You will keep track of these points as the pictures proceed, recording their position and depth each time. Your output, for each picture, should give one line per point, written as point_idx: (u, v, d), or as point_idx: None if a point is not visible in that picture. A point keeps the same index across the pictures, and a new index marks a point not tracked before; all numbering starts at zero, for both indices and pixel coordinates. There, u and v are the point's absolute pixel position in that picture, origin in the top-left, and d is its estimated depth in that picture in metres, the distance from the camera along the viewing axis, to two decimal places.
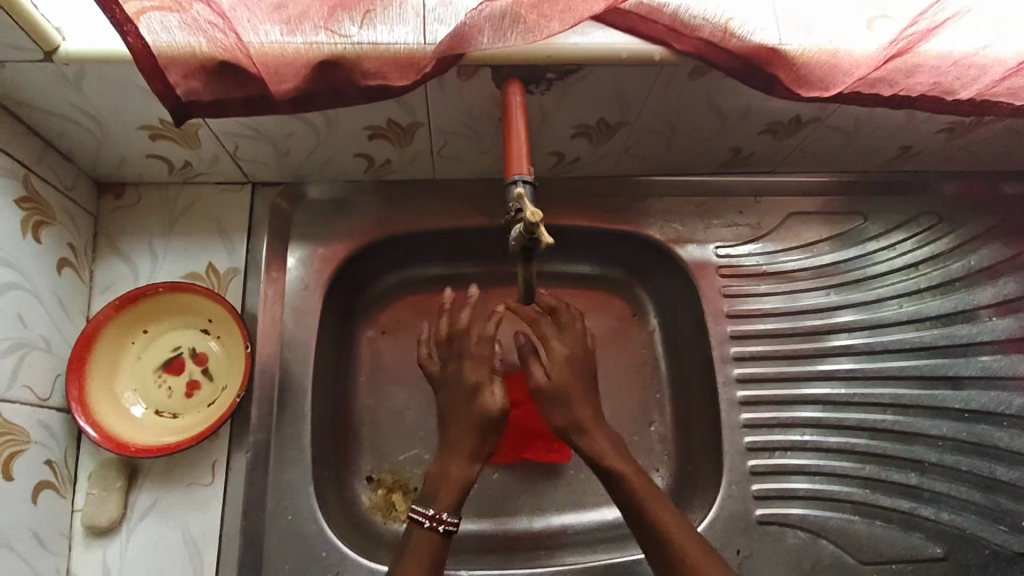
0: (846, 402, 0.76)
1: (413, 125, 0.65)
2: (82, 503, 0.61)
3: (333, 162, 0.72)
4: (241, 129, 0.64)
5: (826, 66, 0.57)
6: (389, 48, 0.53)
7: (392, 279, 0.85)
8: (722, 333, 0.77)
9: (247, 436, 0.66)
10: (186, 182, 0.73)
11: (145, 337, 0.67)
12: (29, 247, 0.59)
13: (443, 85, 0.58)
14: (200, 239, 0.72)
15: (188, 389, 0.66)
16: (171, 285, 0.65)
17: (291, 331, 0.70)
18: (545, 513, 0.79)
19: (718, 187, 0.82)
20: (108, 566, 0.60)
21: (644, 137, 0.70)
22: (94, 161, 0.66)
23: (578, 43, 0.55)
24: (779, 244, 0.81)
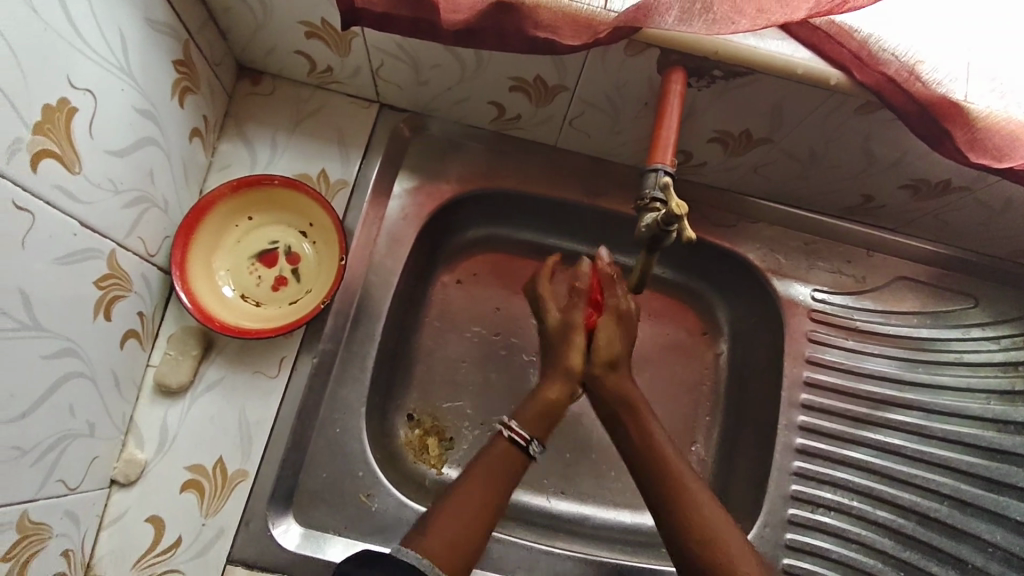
0: (903, 481, 0.74)
1: (559, 88, 0.64)
2: (157, 361, 0.64)
3: (465, 104, 0.71)
4: (392, 49, 0.63)
5: (1011, 136, 0.53)
6: (571, 4, 0.52)
7: (480, 232, 0.85)
8: (796, 377, 0.76)
9: (318, 343, 0.67)
10: (320, 87, 0.74)
11: (248, 224, 0.69)
12: (172, 109, 0.61)
13: (606, 56, 0.57)
14: (320, 143, 0.73)
15: (275, 284, 0.68)
16: (286, 181, 0.66)
17: (381, 255, 0.72)
18: (569, 499, 0.79)
19: (833, 230, 0.78)
20: (166, 426, 0.63)
21: (779, 160, 0.68)
22: (246, 44, 0.68)
23: (755, 46, 0.53)
24: (881, 305, 0.78)
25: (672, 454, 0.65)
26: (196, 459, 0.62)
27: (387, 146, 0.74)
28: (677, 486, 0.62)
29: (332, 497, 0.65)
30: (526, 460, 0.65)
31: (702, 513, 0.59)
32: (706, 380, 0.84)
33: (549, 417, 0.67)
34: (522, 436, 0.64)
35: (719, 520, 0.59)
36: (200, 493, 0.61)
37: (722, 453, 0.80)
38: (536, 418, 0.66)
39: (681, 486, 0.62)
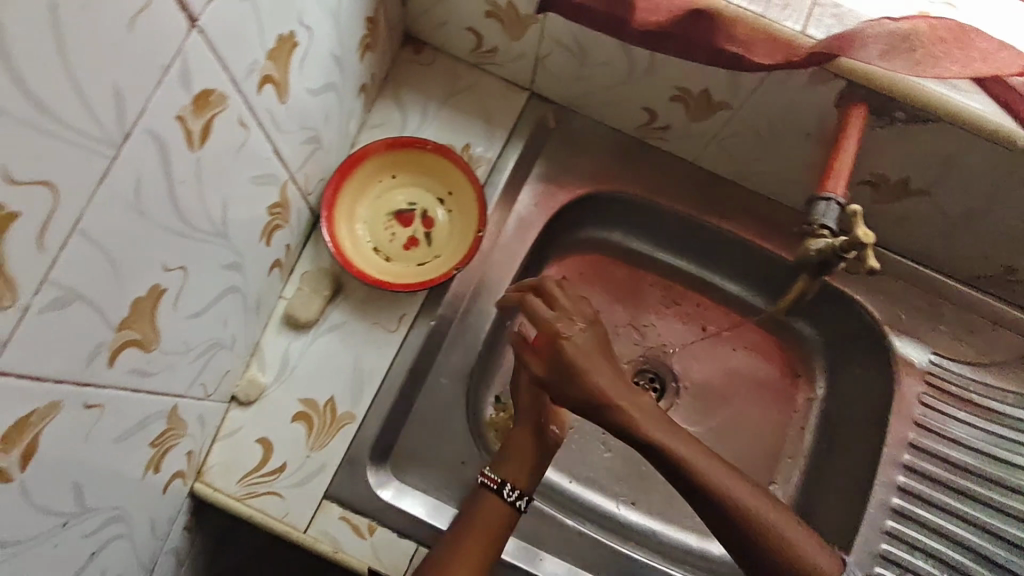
0: (1011, 571, 0.67)
1: (720, 105, 0.64)
2: (289, 294, 0.67)
3: (616, 105, 0.72)
4: (565, 40, 0.65)
5: None
6: (771, 24, 0.53)
7: (594, 233, 0.86)
8: (900, 437, 0.73)
9: (437, 308, 0.70)
10: (476, 66, 0.76)
11: (392, 182, 0.71)
12: (354, 62, 0.64)
13: (786, 79, 0.57)
14: (469, 119, 0.75)
15: (406, 243, 0.71)
16: (438, 147, 0.69)
17: (509, 236, 0.74)
18: (636, 509, 0.79)
19: (961, 297, 0.76)
20: (288, 356, 0.66)
21: (928, 214, 0.67)
22: (421, 13, 0.71)
23: (945, 95, 0.53)
24: (1002, 381, 0.75)
25: (608, 377, 0.53)
26: (309, 393, 0.65)
27: (531, 134, 0.76)
28: (624, 410, 0.51)
29: None
30: (514, 513, 0.62)
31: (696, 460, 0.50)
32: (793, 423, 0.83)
33: (523, 463, 0.64)
34: (495, 480, 0.62)
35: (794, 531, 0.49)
36: (309, 426, 0.64)
37: (800, 498, 0.79)
38: (512, 464, 0.64)
39: (629, 406, 0.52)
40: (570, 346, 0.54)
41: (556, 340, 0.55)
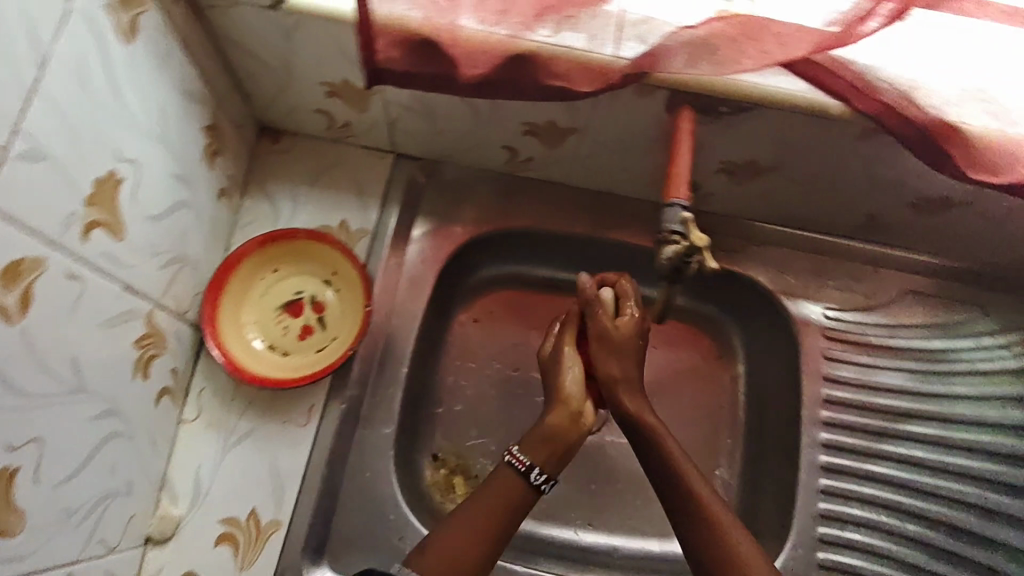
0: (925, 491, 0.75)
1: (569, 131, 0.66)
2: (189, 417, 0.66)
3: (477, 151, 0.74)
4: (408, 102, 0.66)
5: (1003, 151, 0.55)
6: (584, 54, 0.54)
7: (491, 272, 0.87)
8: (815, 396, 0.77)
9: (346, 389, 0.69)
10: (336, 141, 0.76)
11: (273, 276, 0.70)
12: (201, 173, 0.63)
13: (617, 98, 0.59)
14: (339, 194, 0.75)
15: (301, 332, 0.70)
16: (311, 233, 0.69)
17: (403, 300, 0.74)
18: (596, 529, 0.83)
19: (838, 248, 0.81)
20: (200, 479, 0.65)
21: (783, 187, 0.70)
22: (268, 104, 0.69)
23: (761, 84, 0.56)
24: (890, 318, 0.80)
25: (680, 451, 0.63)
26: (229, 512, 0.64)
27: (404, 194, 0.76)
28: (705, 512, 0.58)
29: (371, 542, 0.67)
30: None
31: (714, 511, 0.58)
32: (724, 403, 0.85)
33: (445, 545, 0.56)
34: (525, 462, 0.62)
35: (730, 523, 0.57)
36: (235, 545, 0.63)
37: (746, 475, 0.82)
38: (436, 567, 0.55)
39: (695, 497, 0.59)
40: (508, 501, 0.61)
41: (518, 487, 0.62)
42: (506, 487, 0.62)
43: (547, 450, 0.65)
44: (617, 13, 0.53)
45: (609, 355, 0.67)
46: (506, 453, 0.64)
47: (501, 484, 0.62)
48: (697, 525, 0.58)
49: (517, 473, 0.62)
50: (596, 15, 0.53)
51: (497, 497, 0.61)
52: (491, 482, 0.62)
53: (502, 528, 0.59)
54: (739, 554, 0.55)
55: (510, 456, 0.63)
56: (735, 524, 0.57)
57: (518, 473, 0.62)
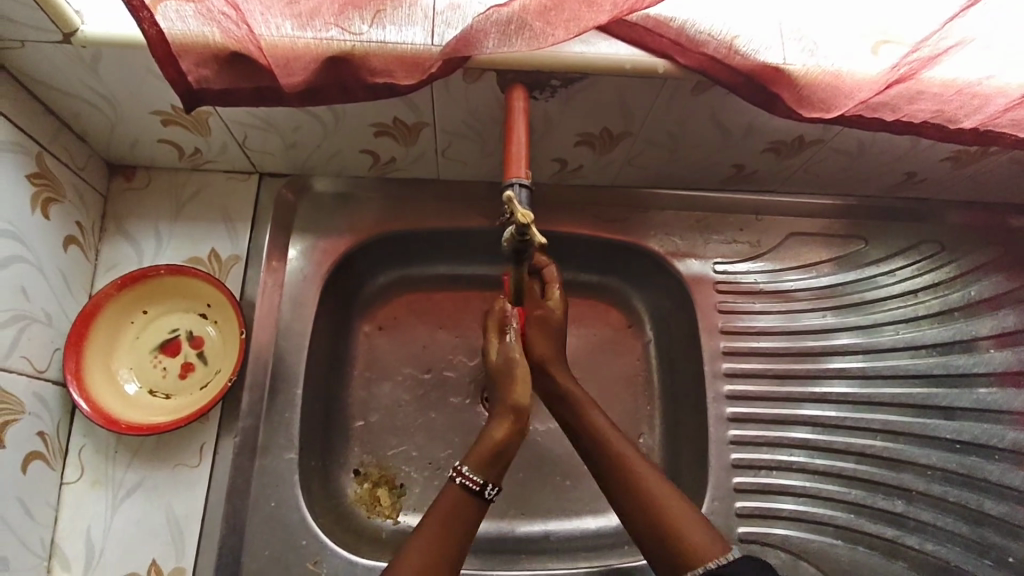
0: (836, 425, 0.76)
1: (418, 125, 0.66)
2: (72, 477, 0.63)
3: (339, 157, 0.73)
4: (249, 120, 0.65)
5: (829, 87, 0.57)
6: (396, 46, 0.54)
7: (388, 278, 0.85)
8: (714, 349, 0.78)
9: (236, 421, 0.67)
10: (194, 169, 0.74)
11: (144, 318, 0.68)
12: (37, 222, 0.61)
13: (448, 86, 0.60)
14: (204, 224, 0.73)
15: (182, 371, 0.67)
16: (172, 268, 0.67)
17: (287, 319, 0.71)
18: (529, 518, 0.80)
19: (719, 202, 0.82)
20: (91, 538, 0.62)
21: (645, 149, 0.71)
22: (107, 143, 0.68)
23: (583, 52, 0.56)
24: (779, 263, 0.81)
25: (632, 456, 0.64)
26: (125, 570, 0.61)
27: (274, 213, 0.75)
28: (655, 506, 0.60)
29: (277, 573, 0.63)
30: None
31: (656, 496, 0.61)
32: (638, 371, 0.86)
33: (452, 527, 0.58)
34: (476, 481, 0.60)
35: (681, 511, 0.59)
36: None
37: (667, 438, 0.82)
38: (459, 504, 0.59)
39: (636, 476, 0.62)
40: (459, 523, 0.58)
41: (467, 504, 0.59)
42: (451, 504, 0.59)
43: (492, 467, 0.62)
44: (424, 4, 0.53)
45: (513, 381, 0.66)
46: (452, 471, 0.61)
47: (450, 501, 0.59)
48: (641, 513, 0.60)
49: (467, 491, 0.60)
50: (400, 7, 0.52)
51: (443, 517, 0.58)
52: (438, 503, 0.60)
53: (456, 543, 0.57)
54: (684, 538, 0.57)
55: (458, 476, 0.60)
56: (675, 501, 0.60)
57: (472, 493, 0.60)
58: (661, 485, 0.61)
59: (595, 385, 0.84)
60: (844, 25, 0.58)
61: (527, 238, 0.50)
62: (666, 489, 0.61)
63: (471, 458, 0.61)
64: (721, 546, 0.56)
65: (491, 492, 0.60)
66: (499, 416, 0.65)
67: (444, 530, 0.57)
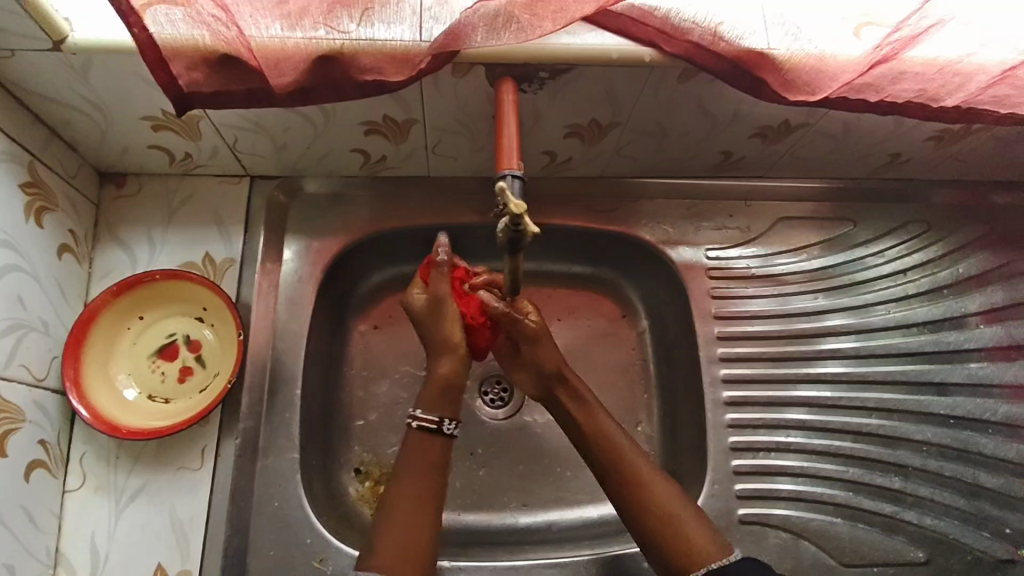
0: (832, 405, 0.77)
1: (409, 122, 0.66)
2: (74, 485, 0.63)
3: (330, 157, 0.73)
4: (240, 122, 0.65)
5: (813, 70, 0.58)
6: (386, 44, 0.54)
7: (383, 277, 0.85)
8: (709, 335, 0.79)
9: (238, 423, 0.67)
10: (185, 174, 0.74)
11: (140, 323, 0.68)
12: (30, 231, 0.61)
13: (438, 82, 0.60)
14: (198, 228, 0.73)
15: (180, 375, 0.68)
16: (166, 273, 0.66)
17: (285, 320, 0.71)
18: (532, 509, 0.81)
19: (709, 190, 0.83)
20: (96, 544, 0.62)
21: (634, 138, 0.72)
22: (98, 150, 0.68)
23: (570, 43, 0.57)
24: (770, 247, 0.82)
25: (628, 448, 0.65)
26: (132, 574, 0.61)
27: (267, 216, 0.75)
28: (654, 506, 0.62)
29: (285, 571, 0.63)
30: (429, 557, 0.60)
31: (666, 506, 0.62)
32: (635, 360, 0.86)
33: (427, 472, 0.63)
34: (432, 420, 0.64)
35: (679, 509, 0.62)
36: None
37: (665, 425, 0.83)
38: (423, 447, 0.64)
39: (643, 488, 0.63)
40: (432, 461, 0.63)
41: (432, 444, 0.64)
42: (418, 447, 0.64)
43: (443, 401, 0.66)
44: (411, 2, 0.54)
45: (445, 319, 0.66)
46: (410, 418, 0.65)
47: (416, 448, 0.64)
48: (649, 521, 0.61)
49: (429, 433, 0.64)
50: (388, 5, 0.53)
51: (416, 460, 0.63)
52: (406, 449, 0.64)
53: (435, 485, 0.63)
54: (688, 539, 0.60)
55: (414, 421, 0.65)
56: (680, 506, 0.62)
57: (433, 433, 0.65)
58: (672, 494, 0.62)
59: (593, 375, 0.85)
60: (825, 8, 0.59)
61: (521, 228, 0.50)
62: (675, 498, 0.62)
63: (424, 399, 0.65)
64: (723, 545, 0.60)
65: (450, 427, 0.65)
66: (439, 352, 0.67)
67: (418, 481, 0.62)
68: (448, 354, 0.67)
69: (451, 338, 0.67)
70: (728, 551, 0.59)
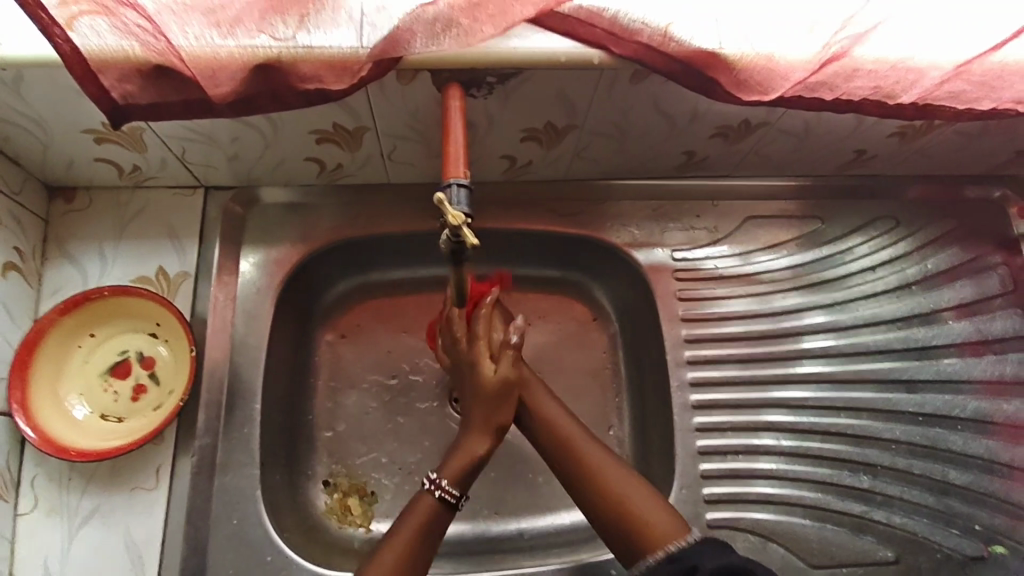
0: (801, 405, 0.76)
1: (361, 129, 0.65)
2: (25, 508, 0.62)
3: (284, 166, 0.71)
4: (186, 134, 0.63)
5: (764, 70, 0.57)
6: (324, 51, 0.52)
7: (348, 286, 0.84)
8: (677, 337, 0.78)
9: (193, 441, 0.66)
10: (138, 187, 0.73)
11: (92, 341, 0.67)
12: None
13: (383, 89, 0.59)
14: (151, 242, 0.72)
15: (134, 393, 0.66)
16: (116, 289, 0.65)
17: (242, 334, 0.70)
18: (502, 518, 0.80)
19: (675, 190, 0.82)
20: (49, 569, 0.61)
21: (594, 141, 0.71)
22: (42, 164, 0.66)
23: (518, 47, 0.55)
24: (739, 247, 0.81)
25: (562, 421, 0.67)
26: None
27: (222, 227, 0.73)
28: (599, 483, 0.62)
29: None
30: None
31: (617, 488, 0.61)
32: (605, 364, 0.85)
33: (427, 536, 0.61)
34: (453, 494, 0.63)
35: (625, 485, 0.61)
36: None
37: (636, 430, 0.82)
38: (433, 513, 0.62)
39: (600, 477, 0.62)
40: (432, 530, 0.62)
41: (441, 513, 0.63)
42: (427, 514, 0.62)
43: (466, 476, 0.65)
44: (348, 6, 0.53)
45: (502, 404, 0.67)
46: (428, 483, 0.64)
47: (423, 509, 0.63)
48: (609, 511, 0.60)
49: (442, 503, 0.63)
50: (323, 9, 0.52)
51: (418, 526, 0.61)
52: (413, 511, 0.63)
53: (427, 548, 0.61)
54: (647, 522, 0.59)
55: (435, 489, 0.63)
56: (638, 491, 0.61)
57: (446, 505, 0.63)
58: (621, 474, 0.62)
59: (562, 381, 0.84)
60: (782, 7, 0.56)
61: (461, 239, 0.49)
62: (626, 478, 0.62)
63: (449, 470, 0.65)
64: (682, 527, 0.58)
65: (463, 503, 0.64)
66: (475, 427, 0.68)
67: (414, 538, 0.61)
68: (489, 434, 0.67)
69: (494, 417, 0.68)
70: (684, 531, 0.58)
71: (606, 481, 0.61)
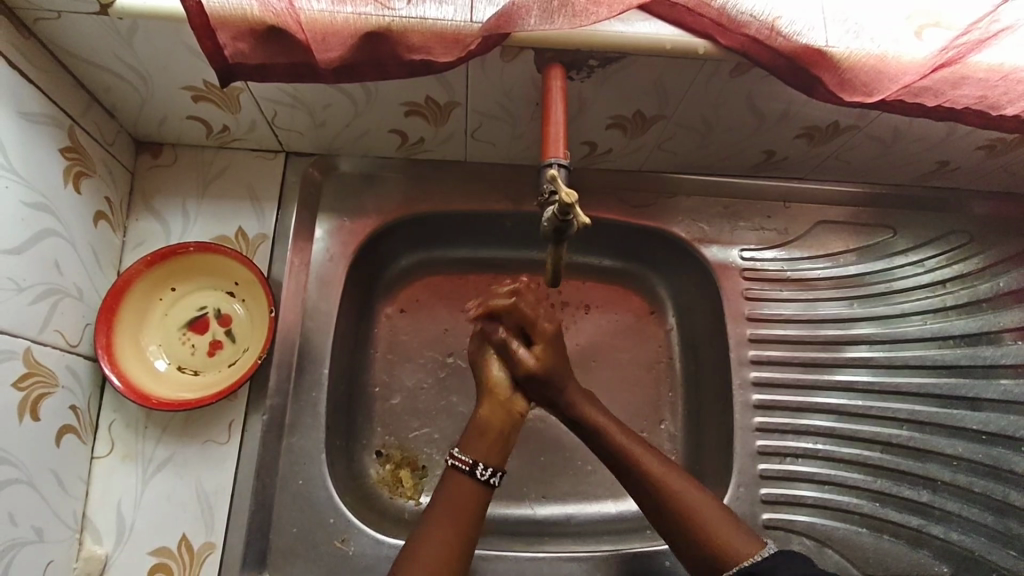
0: (861, 413, 0.76)
1: (451, 105, 0.66)
2: (102, 452, 0.64)
3: (367, 136, 0.72)
4: (279, 96, 0.64)
5: (873, 70, 0.56)
6: (436, 23, 0.54)
7: (412, 260, 0.84)
8: (740, 335, 0.78)
9: (265, 400, 0.67)
10: (221, 147, 0.74)
11: (172, 295, 0.68)
12: (68, 196, 0.61)
13: (484, 65, 0.59)
14: (231, 202, 0.73)
15: (210, 348, 0.68)
16: (202, 245, 0.66)
17: (315, 300, 0.71)
18: (550, 501, 0.80)
19: (747, 189, 0.81)
20: (123, 512, 0.63)
21: (678, 133, 0.70)
22: (136, 118, 0.68)
23: (622, 31, 0.55)
24: (807, 251, 0.81)
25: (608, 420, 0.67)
26: (158, 542, 0.62)
27: (300, 193, 0.74)
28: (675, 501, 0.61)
29: (306, 550, 0.63)
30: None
31: (692, 505, 0.61)
32: (661, 357, 0.85)
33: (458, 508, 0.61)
34: (466, 461, 0.63)
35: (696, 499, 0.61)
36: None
37: (689, 425, 0.82)
38: (461, 479, 0.63)
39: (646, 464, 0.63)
40: (465, 513, 0.61)
41: (473, 493, 0.62)
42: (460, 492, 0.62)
43: (485, 444, 0.65)
44: None
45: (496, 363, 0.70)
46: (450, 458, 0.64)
47: (455, 489, 0.62)
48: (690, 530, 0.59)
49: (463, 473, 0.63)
50: None
51: (465, 497, 0.62)
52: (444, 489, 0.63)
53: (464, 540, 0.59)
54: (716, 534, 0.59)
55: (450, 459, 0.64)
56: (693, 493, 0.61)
57: (466, 475, 0.63)
58: (695, 494, 0.61)
59: (618, 371, 0.84)
60: (886, 14, 0.57)
61: (569, 217, 0.51)
62: (698, 497, 0.61)
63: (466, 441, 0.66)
64: (756, 541, 0.58)
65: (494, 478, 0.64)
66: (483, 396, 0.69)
67: (450, 525, 0.59)
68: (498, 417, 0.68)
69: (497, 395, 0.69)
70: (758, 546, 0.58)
71: (682, 497, 0.61)
